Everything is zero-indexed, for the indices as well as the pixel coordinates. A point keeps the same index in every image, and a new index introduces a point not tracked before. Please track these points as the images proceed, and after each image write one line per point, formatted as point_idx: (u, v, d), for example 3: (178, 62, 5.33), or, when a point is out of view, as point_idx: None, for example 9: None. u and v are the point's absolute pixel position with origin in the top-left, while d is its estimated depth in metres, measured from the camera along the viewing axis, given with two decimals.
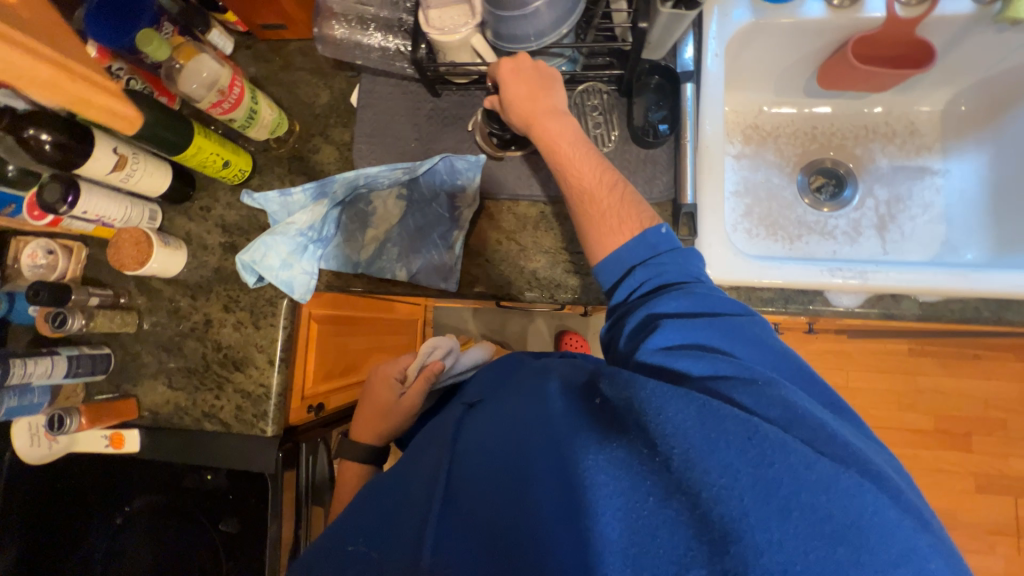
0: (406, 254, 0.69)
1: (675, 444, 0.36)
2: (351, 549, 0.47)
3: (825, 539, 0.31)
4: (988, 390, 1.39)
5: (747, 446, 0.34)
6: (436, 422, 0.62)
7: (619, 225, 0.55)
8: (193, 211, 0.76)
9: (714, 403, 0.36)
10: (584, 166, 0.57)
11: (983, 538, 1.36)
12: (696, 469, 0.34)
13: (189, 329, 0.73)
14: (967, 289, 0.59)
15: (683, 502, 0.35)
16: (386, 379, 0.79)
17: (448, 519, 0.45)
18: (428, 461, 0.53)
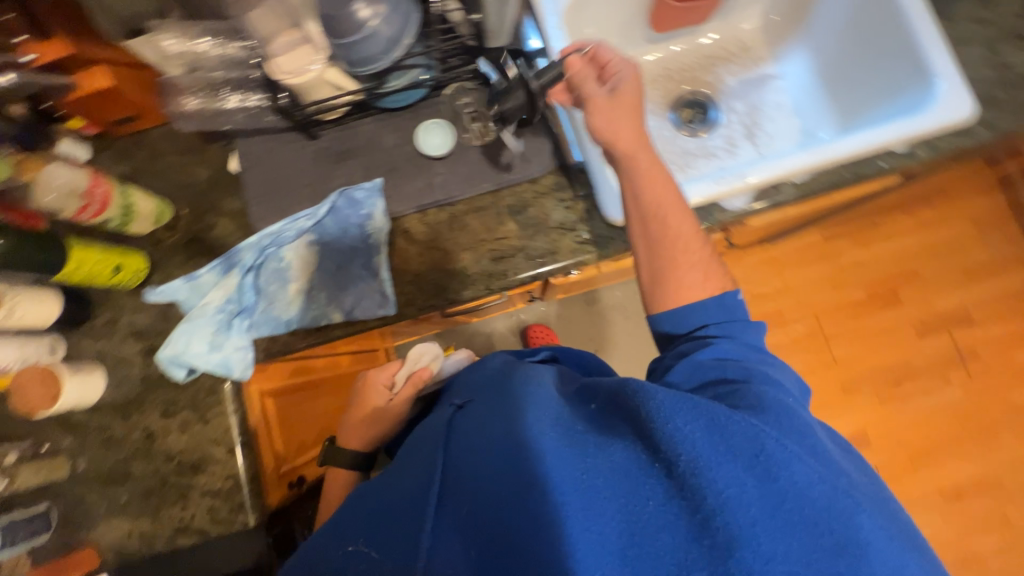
0: (335, 295, 0.68)
1: (683, 452, 0.39)
2: (352, 549, 0.48)
3: (818, 545, 0.37)
4: (896, 248, 1.56)
5: (754, 453, 0.39)
6: (423, 426, 0.62)
7: (704, 280, 0.59)
8: (98, 329, 0.71)
9: (723, 416, 0.40)
10: (675, 205, 0.59)
11: (939, 375, 1.51)
12: (704, 477, 0.38)
13: (131, 451, 0.68)
14: (827, 160, 0.66)
15: (682, 504, 0.38)
16: (376, 386, 0.76)
17: (443, 520, 0.46)
18: (419, 465, 0.53)
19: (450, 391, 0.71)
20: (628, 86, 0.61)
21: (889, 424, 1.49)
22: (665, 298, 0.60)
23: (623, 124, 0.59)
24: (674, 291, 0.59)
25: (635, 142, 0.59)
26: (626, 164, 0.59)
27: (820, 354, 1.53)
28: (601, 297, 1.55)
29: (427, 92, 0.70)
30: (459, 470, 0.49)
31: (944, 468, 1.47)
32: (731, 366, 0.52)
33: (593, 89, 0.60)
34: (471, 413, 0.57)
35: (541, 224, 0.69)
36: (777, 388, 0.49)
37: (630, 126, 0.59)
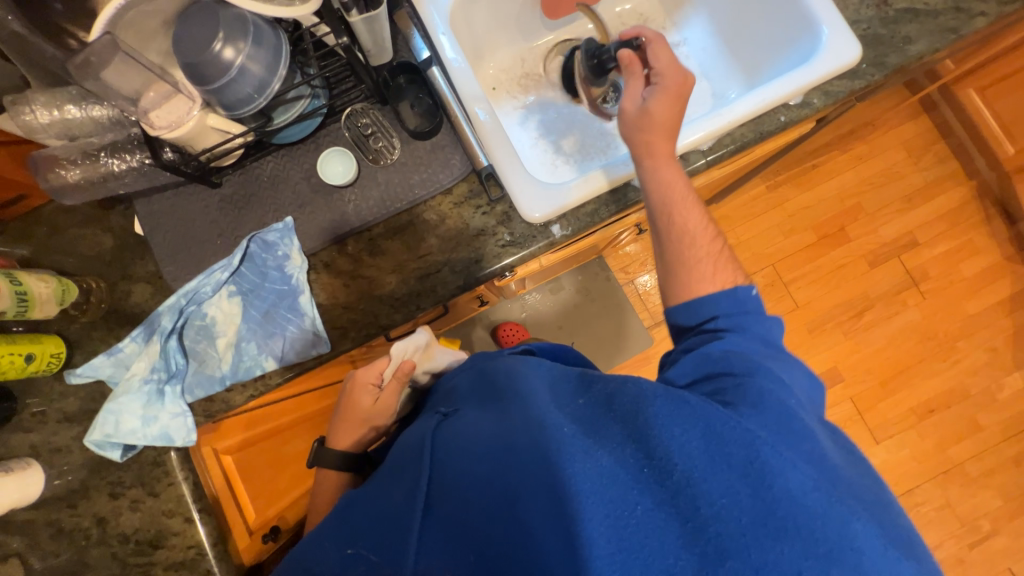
0: (265, 343, 0.66)
1: (679, 461, 0.41)
2: (351, 553, 0.45)
3: (812, 551, 0.38)
4: (837, 187, 1.60)
5: (749, 458, 0.41)
6: (407, 435, 0.57)
7: (712, 272, 0.58)
8: (24, 421, 0.68)
9: (719, 426, 0.42)
10: (683, 209, 0.60)
11: (895, 301, 1.56)
12: (698, 488, 0.40)
13: (85, 539, 0.66)
14: (726, 123, 0.67)
15: (674, 513, 0.40)
16: (364, 387, 0.72)
17: (433, 523, 0.44)
18: (404, 467, 0.50)
19: (434, 397, 0.69)
20: (666, 100, 0.60)
21: (856, 355, 1.54)
22: (676, 293, 0.59)
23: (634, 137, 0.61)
24: (683, 288, 0.59)
25: (641, 155, 0.61)
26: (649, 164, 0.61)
27: (782, 301, 1.57)
28: (563, 283, 1.56)
29: (323, 120, 0.68)
30: (448, 470, 0.47)
31: (912, 387, 1.53)
32: (739, 358, 0.50)
33: (631, 94, 0.62)
34: (461, 416, 0.55)
35: (460, 234, 0.68)
36: (778, 383, 0.47)
37: (647, 129, 0.60)
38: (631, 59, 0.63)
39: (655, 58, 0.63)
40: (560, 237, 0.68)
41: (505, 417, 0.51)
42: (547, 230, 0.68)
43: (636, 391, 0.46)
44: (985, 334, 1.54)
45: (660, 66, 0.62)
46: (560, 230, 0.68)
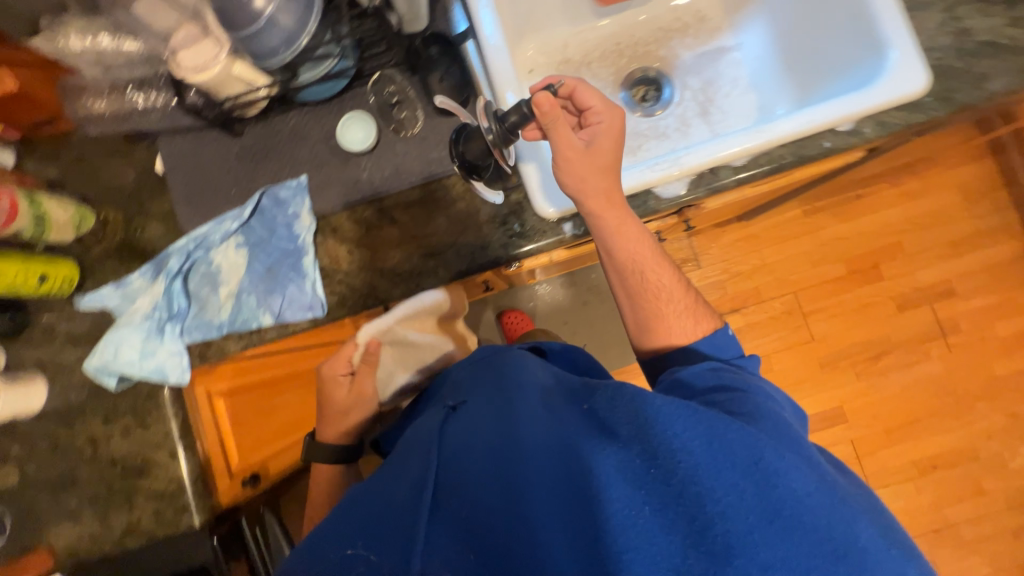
0: (265, 298, 0.67)
1: (683, 459, 0.43)
2: (351, 553, 0.42)
3: (816, 550, 0.40)
4: (879, 221, 1.52)
5: (750, 460, 0.43)
6: (416, 426, 0.57)
7: (694, 322, 0.64)
8: (35, 336, 0.71)
9: (721, 427, 0.44)
10: (652, 264, 0.64)
11: (918, 349, 1.49)
12: (705, 485, 0.42)
13: (77, 456, 0.69)
14: (765, 142, 0.63)
15: (681, 510, 0.41)
16: (333, 379, 0.75)
17: (440, 521, 0.43)
18: (407, 463, 0.49)
19: (437, 386, 0.70)
20: (608, 146, 0.60)
21: (866, 399, 1.49)
22: (656, 341, 0.65)
23: (592, 183, 0.59)
24: (663, 336, 0.64)
25: (604, 202, 0.59)
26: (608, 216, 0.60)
27: (798, 331, 1.51)
28: (575, 279, 1.53)
29: (350, 82, 0.67)
30: (455, 467, 0.47)
31: (917, 440, 1.47)
32: (726, 377, 0.56)
33: (568, 139, 0.59)
34: (463, 412, 0.55)
35: (470, 218, 0.67)
36: (769, 399, 0.53)
37: (596, 181, 0.59)
38: (555, 102, 0.57)
39: (584, 102, 0.62)
40: (570, 235, 0.66)
41: (510, 409, 0.52)
42: (558, 227, 0.66)
43: (637, 393, 0.48)
44: (1008, 398, 1.47)
45: (594, 112, 0.62)
46: (572, 229, 0.66)
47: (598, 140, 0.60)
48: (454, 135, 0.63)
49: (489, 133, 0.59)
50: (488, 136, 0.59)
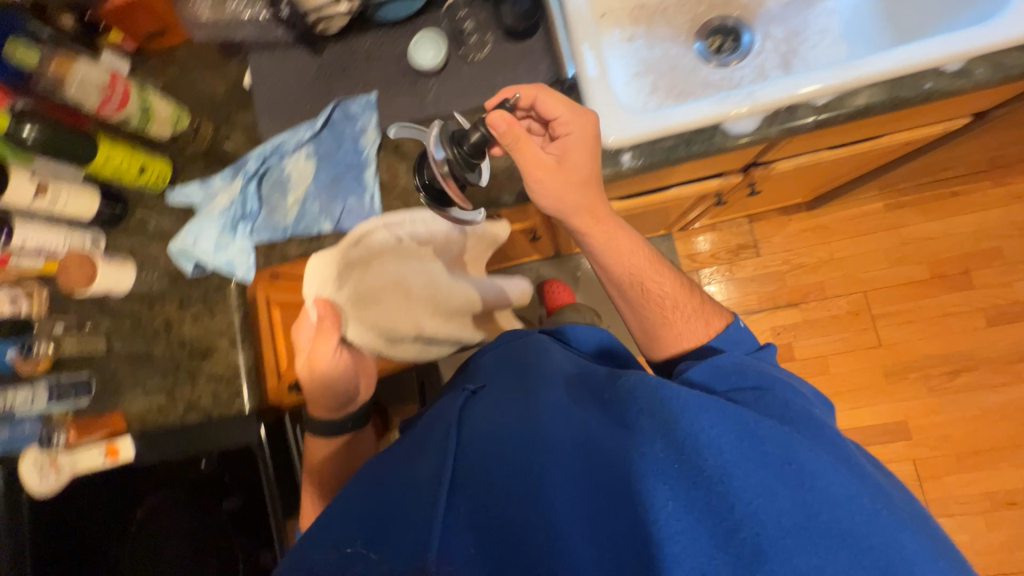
0: (328, 205, 0.71)
1: (710, 458, 0.45)
2: (351, 551, 0.45)
3: (854, 558, 0.41)
4: (974, 223, 1.36)
5: (783, 459, 0.45)
6: (436, 406, 0.61)
7: (704, 325, 0.66)
8: (131, 227, 0.80)
9: (749, 423, 0.47)
10: (647, 275, 0.67)
11: (1007, 369, 1.32)
12: (731, 484, 0.44)
13: (154, 335, 0.77)
14: (854, 80, 0.58)
15: (705, 508, 0.43)
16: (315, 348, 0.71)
17: (452, 512, 0.45)
18: (429, 449, 0.51)
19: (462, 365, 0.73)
20: (581, 157, 0.60)
21: (935, 416, 1.34)
22: (665, 346, 0.68)
23: (568, 199, 0.62)
24: (669, 341, 0.68)
25: (589, 219, 0.64)
26: (598, 229, 0.65)
27: (863, 335, 1.39)
28: None
29: (425, 6, 0.70)
30: (473, 457, 0.48)
31: (994, 471, 1.31)
32: (749, 370, 0.56)
33: (536, 155, 0.59)
34: (483, 397, 0.57)
35: (527, 144, 0.67)
36: (797, 393, 0.53)
37: (574, 199, 0.62)
38: (512, 120, 0.54)
39: (549, 112, 0.60)
40: (628, 167, 0.64)
41: (532, 399, 0.54)
42: (615, 158, 0.65)
43: (660, 390, 0.50)
44: None
45: (562, 120, 0.60)
46: (630, 161, 0.64)
47: (568, 155, 0.60)
48: (421, 161, 0.59)
49: (445, 162, 0.54)
50: (443, 164, 0.53)
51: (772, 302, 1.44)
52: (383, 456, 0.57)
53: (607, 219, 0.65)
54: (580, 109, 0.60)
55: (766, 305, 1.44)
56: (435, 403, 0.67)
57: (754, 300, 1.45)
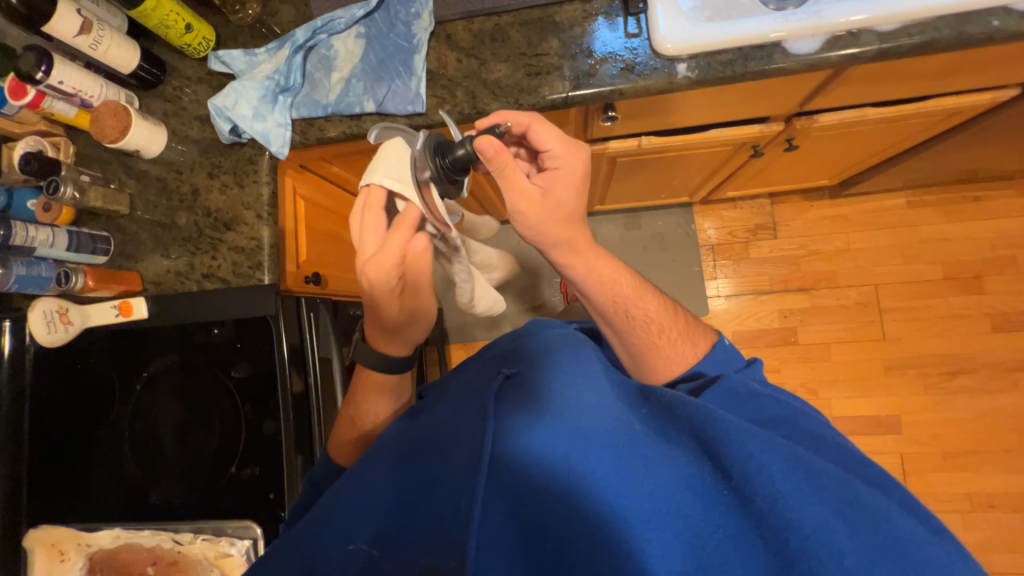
0: (371, 86, 0.70)
1: (764, 485, 0.40)
2: (352, 548, 0.46)
3: None
4: (993, 229, 1.37)
5: (847, 501, 0.39)
6: (470, 385, 0.63)
7: (694, 348, 0.65)
8: (167, 93, 0.78)
9: (806, 457, 0.41)
10: (629, 300, 0.65)
11: (1005, 376, 1.34)
12: (785, 516, 0.38)
13: (179, 202, 0.76)
14: (923, 8, 0.58)
15: (748, 514, 0.40)
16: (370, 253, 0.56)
17: (492, 512, 0.46)
18: (461, 423, 0.55)
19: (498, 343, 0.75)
20: (563, 190, 0.60)
21: (928, 414, 1.35)
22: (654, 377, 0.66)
23: (551, 231, 0.60)
24: (662, 367, 0.65)
25: (569, 253, 0.63)
26: (580, 261, 0.64)
27: (869, 327, 1.39)
28: (641, 222, 1.51)
29: None
30: (506, 440, 0.49)
31: (980, 474, 1.32)
32: (774, 399, 0.53)
33: (521, 183, 0.57)
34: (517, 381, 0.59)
35: (582, 45, 0.66)
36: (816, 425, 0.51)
37: (556, 230, 0.61)
38: (501, 146, 0.53)
39: (541, 143, 0.60)
40: (682, 77, 0.64)
41: (573, 394, 0.54)
42: (671, 66, 0.64)
43: (699, 407, 0.46)
44: None
45: (550, 154, 0.60)
46: (685, 71, 0.64)
47: (553, 188, 0.60)
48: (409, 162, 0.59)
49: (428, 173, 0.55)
50: (426, 173, 0.54)
51: (783, 285, 1.44)
52: (419, 414, 0.63)
53: (588, 252, 0.64)
54: (570, 145, 0.60)
55: (777, 287, 1.44)
56: (459, 377, 0.70)
57: (766, 281, 1.45)
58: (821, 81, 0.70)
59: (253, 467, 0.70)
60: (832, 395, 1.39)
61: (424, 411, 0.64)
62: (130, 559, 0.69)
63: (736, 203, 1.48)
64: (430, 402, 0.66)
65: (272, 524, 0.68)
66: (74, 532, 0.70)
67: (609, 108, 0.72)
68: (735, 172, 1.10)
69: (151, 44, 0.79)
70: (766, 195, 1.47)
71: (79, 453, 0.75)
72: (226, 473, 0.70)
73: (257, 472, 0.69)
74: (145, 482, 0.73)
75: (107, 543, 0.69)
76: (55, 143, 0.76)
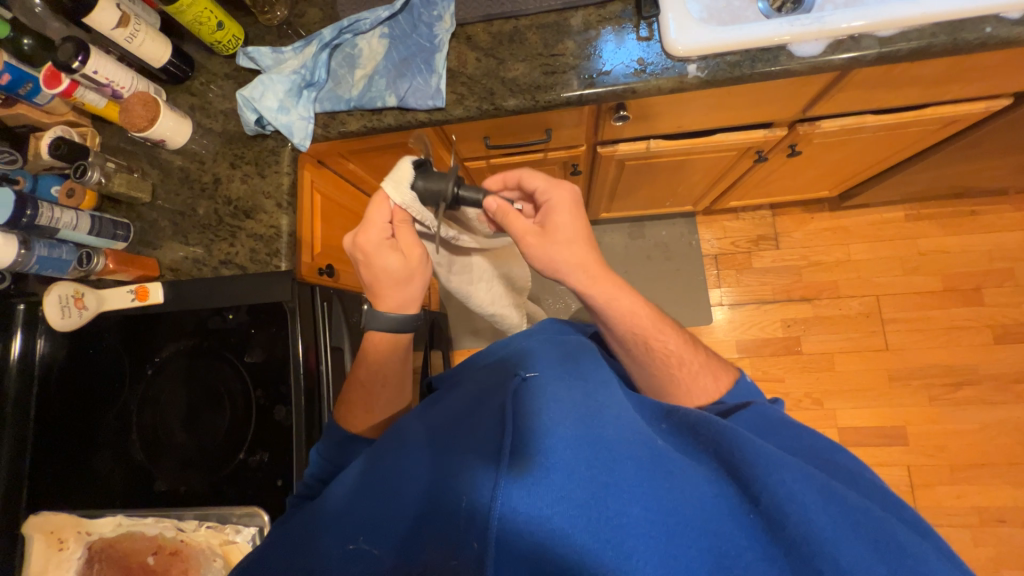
0: (393, 82, 0.73)
1: (800, 518, 0.41)
2: (352, 548, 0.47)
3: None
4: (991, 242, 1.40)
5: (877, 537, 0.40)
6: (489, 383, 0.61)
7: (714, 382, 0.65)
8: (194, 87, 0.81)
9: (839, 492, 0.42)
10: (651, 331, 0.64)
11: (1009, 388, 1.34)
12: (820, 549, 0.39)
13: (200, 191, 0.78)
14: (921, 15, 0.61)
15: (772, 535, 0.41)
16: (375, 249, 0.62)
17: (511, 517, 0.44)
18: (482, 427, 0.53)
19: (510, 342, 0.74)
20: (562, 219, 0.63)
21: (933, 426, 1.35)
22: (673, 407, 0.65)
23: (561, 258, 0.62)
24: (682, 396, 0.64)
25: (587, 280, 0.62)
26: (599, 291, 0.63)
27: (872, 337, 1.41)
28: (645, 232, 1.53)
29: None
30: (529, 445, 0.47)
31: (990, 488, 1.31)
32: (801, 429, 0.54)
33: (521, 227, 0.62)
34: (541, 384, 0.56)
35: (597, 47, 0.70)
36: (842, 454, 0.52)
37: (568, 261, 0.62)
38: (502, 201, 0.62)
39: (531, 183, 0.66)
40: (692, 77, 0.67)
41: (596, 402, 0.53)
42: (682, 67, 0.67)
43: (729, 431, 0.47)
44: None
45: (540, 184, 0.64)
46: (695, 71, 0.67)
47: (551, 216, 0.63)
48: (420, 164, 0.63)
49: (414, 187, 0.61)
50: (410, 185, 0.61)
51: (786, 295, 1.46)
52: (433, 414, 0.62)
53: (606, 280, 0.63)
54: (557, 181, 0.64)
55: (780, 296, 1.46)
56: (472, 375, 0.69)
57: (769, 290, 1.47)
58: (824, 84, 0.73)
59: (262, 454, 0.69)
60: (837, 405, 1.39)
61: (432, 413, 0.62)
62: (130, 549, 0.67)
63: (739, 214, 1.51)
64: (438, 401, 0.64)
65: (279, 512, 0.67)
66: (76, 519, 0.69)
67: (621, 107, 0.75)
68: (739, 179, 1.13)
69: (182, 42, 0.82)
70: (768, 207, 1.50)
71: (83, 439, 0.74)
72: (234, 460, 0.69)
73: (266, 459, 0.69)
74: (149, 468, 0.71)
75: (108, 531, 0.68)
76: (83, 133, 0.78)
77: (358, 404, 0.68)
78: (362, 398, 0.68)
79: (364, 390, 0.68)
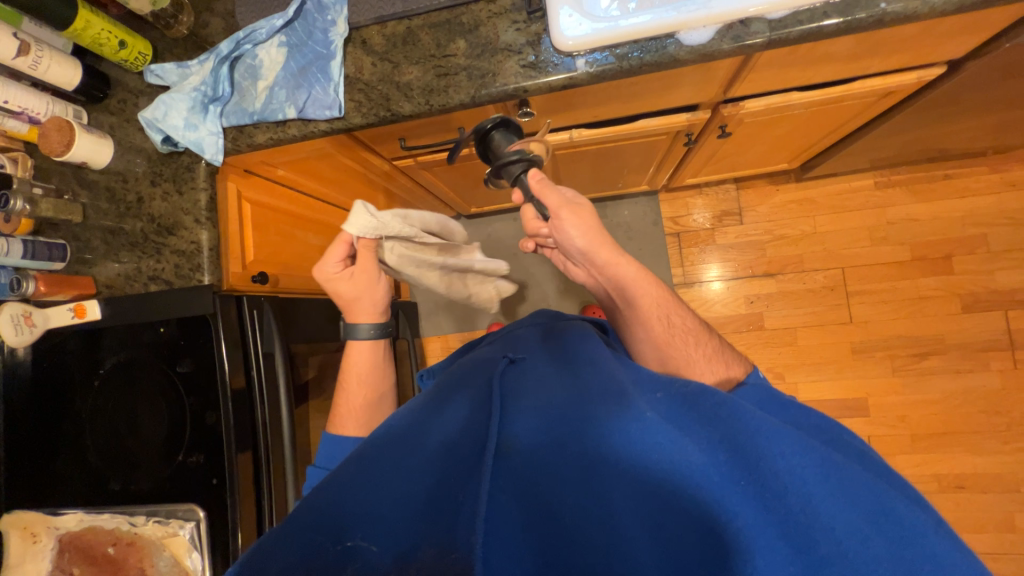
0: (292, 92, 0.72)
1: (793, 488, 0.40)
2: (348, 545, 0.45)
3: None
4: (963, 208, 1.35)
5: (878, 509, 0.39)
6: (479, 368, 0.66)
7: (726, 361, 0.64)
8: (112, 106, 0.83)
9: (836, 460, 0.41)
10: (670, 307, 0.69)
11: (975, 356, 1.32)
12: (819, 519, 0.38)
13: (126, 210, 0.81)
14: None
15: (767, 507, 0.40)
16: (333, 276, 0.73)
17: (497, 496, 0.46)
18: (476, 412, 0.55)
19: (502, 339, 0.78)
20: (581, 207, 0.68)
21: (897, 397, 1.35)
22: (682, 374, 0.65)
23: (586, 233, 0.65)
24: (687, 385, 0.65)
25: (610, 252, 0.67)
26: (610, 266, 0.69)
27: (836, 310, 1.39)
28: (607, 212, 1.52)
29: None
30: (520, 425, 0.51)
31: (951, 455, 1.31)
32: (807, 411, 0.51)
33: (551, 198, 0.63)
34: (527, 370, 0.61)
35: (487, 45, 0.68)
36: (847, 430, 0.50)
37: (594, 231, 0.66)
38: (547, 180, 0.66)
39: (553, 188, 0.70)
40: (581, 73, 0.65)
41: (582, 385, 0.55)
42: (571, 62, 0.66)
43: (729, 402, 0.46)
44: None
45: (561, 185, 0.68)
46: (584, 66, 0.65)
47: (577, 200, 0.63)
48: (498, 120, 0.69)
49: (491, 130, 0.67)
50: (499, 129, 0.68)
51: (750, 270, 1.44)
52: (428, 396, 0.64)
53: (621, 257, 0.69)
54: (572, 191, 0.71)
55: (744, 273, 1.44)
56: (465, 361, 0.72)
57: (733, 267, 1.45)
58: (731, 68, 0.70)
59: (198, 455, 0.75)
60: (799, 378, 1.39)
61: (416, 403, 0.63)
62: (92, 541, 0.75)
63: (702, 189, 1.48)
64: (428, 393, 0.65)
65: (213, 508, 0.73)
66: (43, 516, 0.77)
67: (523, 104, 0.75)
68: (683, 157, 1.11)
69: (96, 60, 0.83)
70: (733, 180, 1.46)
71: (40, 448, 0.80)
72: (174, 462, 0.76)
73: (202, 460, 0.75)
74: (102, 471, 0.78)
75: (72, 525, 0.76)
76: (15, 158, 0.77)
77: (342, 405, 0.78)
78: (344, 402, 0.78)
79: (344, 393, 0.78)
